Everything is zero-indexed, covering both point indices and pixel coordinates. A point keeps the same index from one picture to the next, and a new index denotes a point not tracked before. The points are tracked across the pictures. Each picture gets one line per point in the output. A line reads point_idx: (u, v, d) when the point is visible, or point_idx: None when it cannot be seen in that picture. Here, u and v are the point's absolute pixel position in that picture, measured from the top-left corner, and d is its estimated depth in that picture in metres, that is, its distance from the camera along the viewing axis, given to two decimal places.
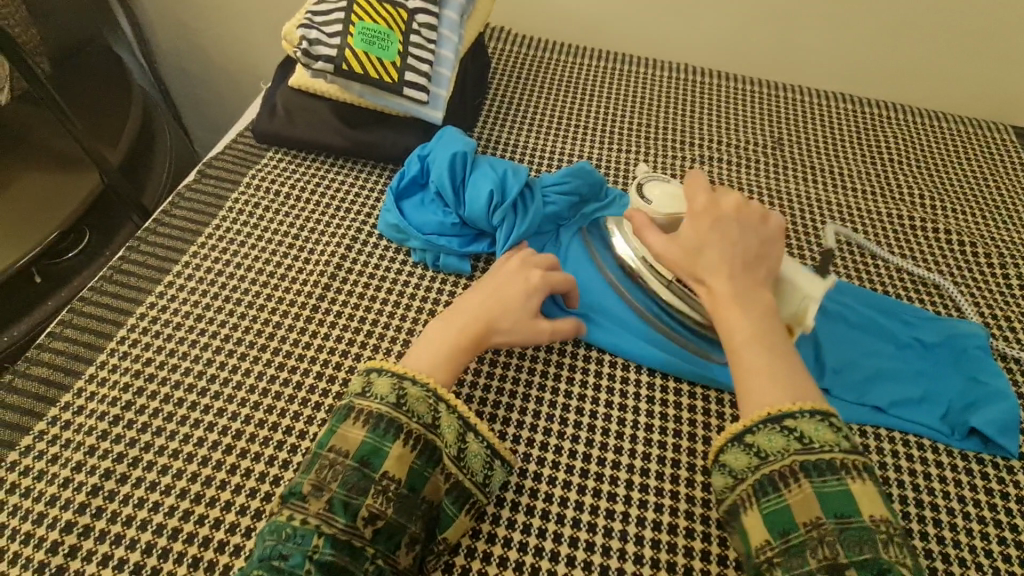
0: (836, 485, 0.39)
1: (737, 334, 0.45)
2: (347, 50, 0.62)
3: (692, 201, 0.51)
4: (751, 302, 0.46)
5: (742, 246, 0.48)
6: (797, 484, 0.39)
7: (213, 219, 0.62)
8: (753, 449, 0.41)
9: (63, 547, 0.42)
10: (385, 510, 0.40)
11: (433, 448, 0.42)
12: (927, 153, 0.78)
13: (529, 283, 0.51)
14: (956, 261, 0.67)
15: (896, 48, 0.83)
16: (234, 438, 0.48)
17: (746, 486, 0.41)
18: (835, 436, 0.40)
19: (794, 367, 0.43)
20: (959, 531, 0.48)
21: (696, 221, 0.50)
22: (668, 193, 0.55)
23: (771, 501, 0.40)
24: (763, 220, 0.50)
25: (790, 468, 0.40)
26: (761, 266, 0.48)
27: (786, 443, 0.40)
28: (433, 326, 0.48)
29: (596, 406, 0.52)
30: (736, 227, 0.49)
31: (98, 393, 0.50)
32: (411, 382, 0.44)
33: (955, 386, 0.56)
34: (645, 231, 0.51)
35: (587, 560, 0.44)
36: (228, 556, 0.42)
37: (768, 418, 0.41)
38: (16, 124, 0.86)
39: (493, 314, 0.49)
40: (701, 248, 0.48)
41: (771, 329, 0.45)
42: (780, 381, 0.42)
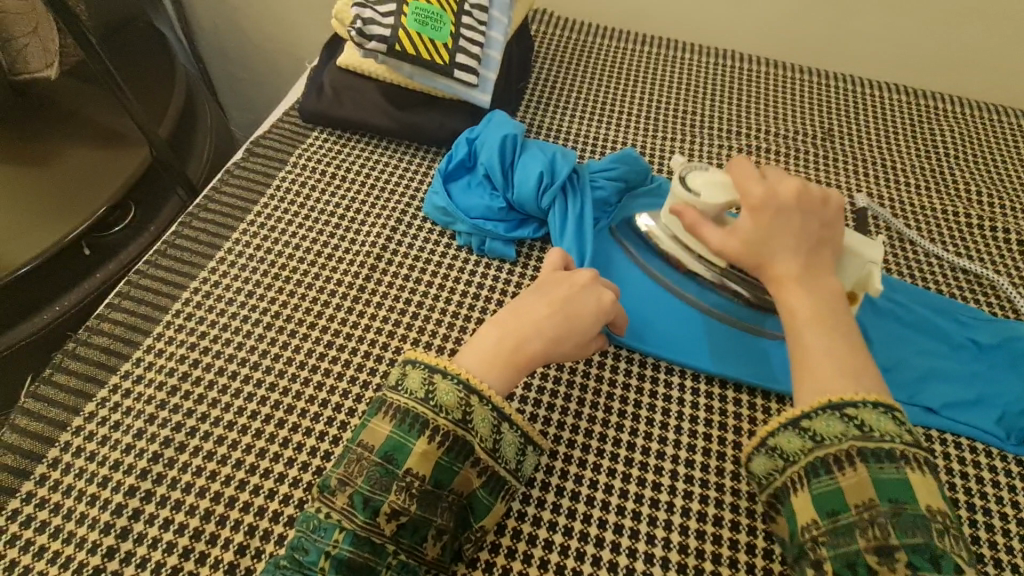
0: (892, 472, 0.38)
1: (799, 318, 0.44)
2: (401, 30, 0.61)
3: (745, 190, 0.49)
4: (815, 284, 0.46)
5: (802, 230, 0.47)
6: (852, 469, 0.38)
7: (261, 197, 0.62)
8: (807, 433, 0.40)
9: (126, 510, 0.43)
10: (409, 506, 0.40)
11: (462, 444, 0.41)
12: (991, 150, 0.75)
13: (603, 300, 0.49)
14: (1016, 263, 0.65)
15: (966, 37, 0.79)
16: (286, 413, 0.48)
17: (796, 467, 0.40)
18: (896, 427, 0.39)
19: (855, 353, 0.42)
20: (1013, 537, 0.47)
21: (755, 211, 0.48)
22: (714, 182, 0.51)
23: (821, 484, 0.39)
24: (825, 202, 0.49)
25: (845, 454, 0.39)
26: (824, 250, 0.47)
27: (845, 429, 0.39)
28: (487, 333, 0.46)
29: (641, 394, 0.53)
30: (799, 213, 0.48)
31: (156, 363, 0.50)
32: (443, 375, 0.43)
33: (1013, 388, 0.54)
34: (699, 228, 0.50)
35: (632, 548, 0.45)
36: (283, 525, 0.43)
37: (828, 405, 0.40)
38: (68, 98, 0.87)
39: (557, 334, 0.47)
40: (763, 235, 0.47)
41: (834, 317, 0.44)
42: (846, 371, 0.41)
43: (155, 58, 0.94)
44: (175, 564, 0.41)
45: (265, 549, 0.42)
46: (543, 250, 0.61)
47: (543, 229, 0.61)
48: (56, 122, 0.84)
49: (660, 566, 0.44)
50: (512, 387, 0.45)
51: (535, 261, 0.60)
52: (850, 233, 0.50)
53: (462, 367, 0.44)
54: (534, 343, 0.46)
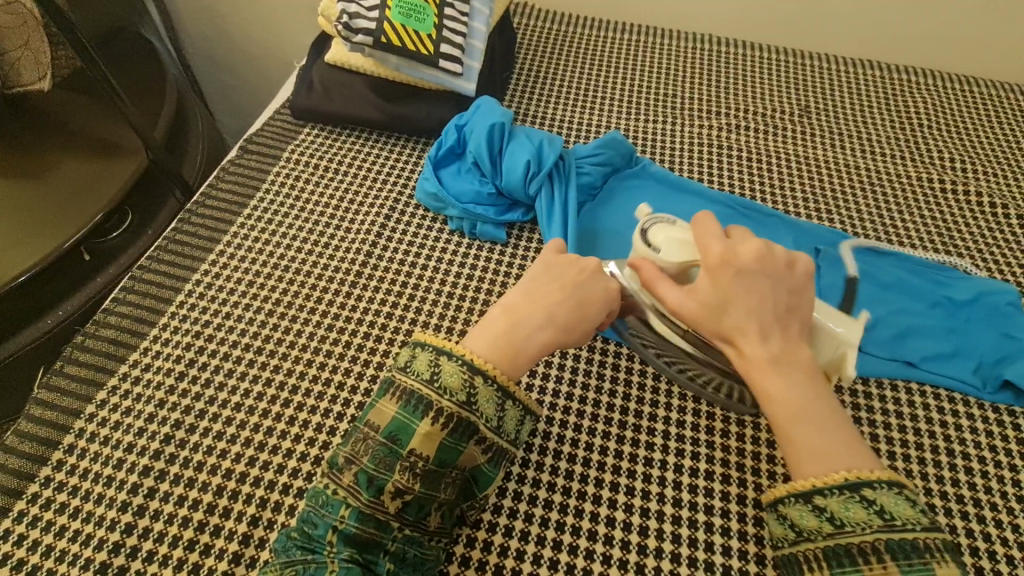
0: (920, 568, 0.36)
1: (779, 401, 0.40)
2: (385, 23, 0.63)
3: (705, 250, 0.45)
4: (788, 358, 0.42)
5: (768, 298, 0.43)
6: (878, 562, 0.36)
7: (257, 191, 0.64)
8: (825, 514, 0.38)
9: (142, 489, 0.45)
10: (412, 485, 0.42)
11: (466, 425, 0.43)
12: (961, 119, 0.78)
13: (608, 288, 0.49)
14: (987, 225, 0.67)
15: (933, 11, 0.81)
16: (291, 393, 0.50)
17: (816, 547, 0.39)
18: (916, 513, 0.37)
19: (840, 433, 0.40)
20: (990, 477, 0.49)
21: (716, 277, 0.43)
22: (674, 240, 0.48)
23: (843, 570, 0.37)
24: (789, 263, 0.45)
25: (869, 544, 0.37)
26: (793, 320, 0.43)
27: (865, 515, 0.37)
28: (495, 317, 0.47)
29: (631, 362, 0.56)
30: (764, 282, 0.43)
31: (163, 351, 0.52)
32: (448, 358, 0.44)
33: (988, 340, 0.57)
34: (657, 284, 0.45)
35: (629, 504, 0.48)
36: (293, 497, 0.45)
37: (846, 483, 0.38)
38: (62, 109, 0.89)
39: (565, 319, 0.47)
40: (728, 312, 0.42)
41: (814, 395, 0.41)
42: (833, 457, 0.39)
43: (145, 66, 0.95)
44: (191, 538, 0.43)
45: (278, 519, 0.44)
46: (533, 233, 0.63)
47: (532, 213, 0.63)
48: (51, 133, 0.86)
49: (656, 520, 0.47)
50: (518, 373, 0.46)
51: (525, 243, 0.62)
52: (824, 310, 0.47)
53: (471, 351, 0.45)
54: (542, 332, 0.46)
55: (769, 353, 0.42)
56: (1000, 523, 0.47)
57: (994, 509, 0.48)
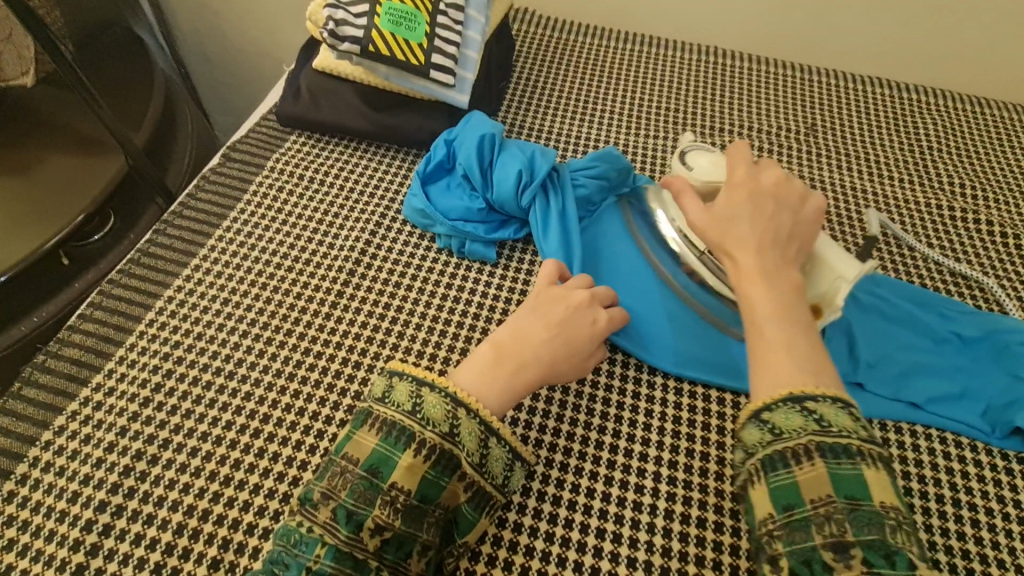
0: (849, 469, 0.37)
1: (762, 305, 0.42)
2: (374, 31, 0.60)
3: (733, 170, 0.49)
4: (779, 276, 0.44)
5: (776, 222, 0.46)
6: (810, 463, 0.37)
7: (237, 202, 0.61)
8: (767, 425, 0.39)
9: (96, 526, 0.42)
10: (393, 521, 0.39)
11: (449, 458, 0.41)
12: (971, 142, 0.75)
13: (597, 325, 0.48)
14: (997, 255, 0.64)
15: (945, 28, 0.79)
16: (261, 423, 0.47)
17: (756, 459, 0.39)
18: (853, 423, 0.38)
19: (816, 347, 0.41)
20: (996, 530, 0.47)
21: (731, 193, 0.47)
22: (711, 162, 0.54)
23: (779, 477, 0.37)
24: (804, 198, 0.47)
25: (803, 447, 0.38)
26: (794, 243, 0.46)
27: (803, 422, 0.38)
28: (483, 352, 0.45)
29: (623, 397, 0.52)
30: (774, 204, 0.46)
31: (129, 374, 0.49)
32: (430, 389, 0.42)
33: (997, 381, 0.54)
34: (682, 198, 0.48)
35: (616, 552, 0.44)
36: (257, 538, 0.42)
37: (788, 397, 0.39)
38: (44, 105, 0.86)
39: (551, 357, 0.46)
40: (733, 223, 0.46)
41: (797, 310, 0.43)
42: (803, 363, 0.40)
43: (135, 62, 0.93)
44: None
45: (240, 563, 0.41)
46: (525, 251, 0.61)
47: (525, 229, 0.60)
48: (33, 130, 0.83)
49: (644, 569, 0.44)
50: (506, 410, 0.44)
51: (516, 262, 0.60)
52: (833, 250, 0.50)
53: (457, 384, 0.43)
54: (530, 369, 0.45)
55: (762, 263, 0.44)
56: None
57: (1000, 566, 0.45)
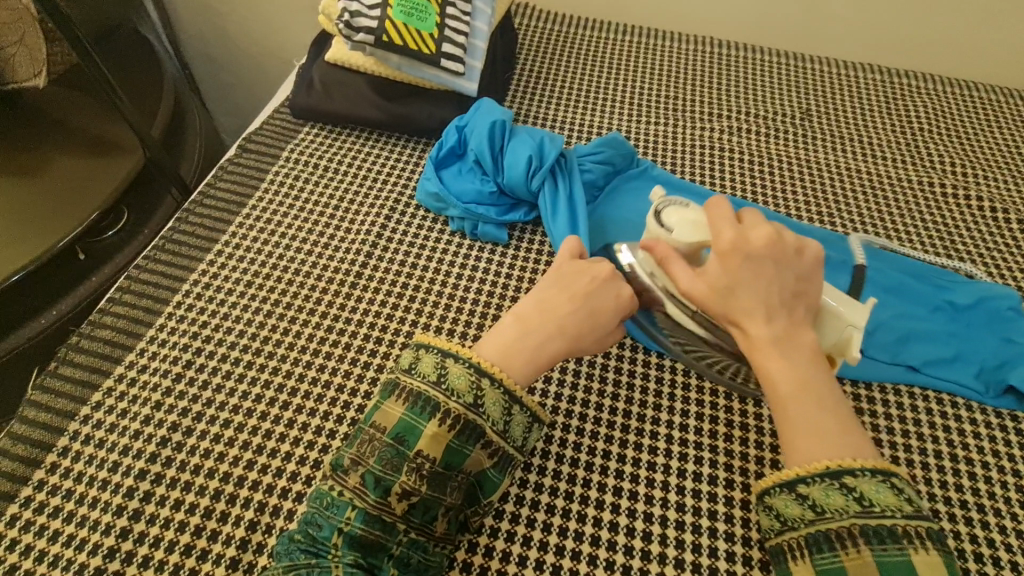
0: (898, 555, 0.36)
1: (781, 382, 0.40)
2: (387, 22, 0.62)
3: (717, 234, 0.44)
4: (794, 345, 0.41)
5: (777, 286, 0.42)
6: (856, 548, 0.37)
7: (256, 191, 0.64)
8: (807, 502, 0.39)
9: (137, 493, 0.44)
10: (419, 487, 0.41)
11: (473, 429, 0.43)
12: (960, 123, 0.78)
13: (621, 296, 0.49)
14: (987, 228, 0.67)
15: (933, 15, 0.82)
16: (289, 395, 0.49)
17: (799, 535, 0.39)
18: (897, 500, 0.37)
19: (837, 418, 0.40)
20: (992, 483, 0.49)
21: (724, 258, 0.42)
22: (688, 221, 0.48)
23: (824, 559, 0.37)
24: (800, 251, 0.43)
25: (848, 530, 0.37)
26: (800, 302, 0.43)
27: (845, 502, 0.38)
28: (506, 325, 0.47)
29: (634, 366, 0.55)
30: (772, 264, 0.42)
31: (160, 352, 0.51)
32: (454, 359, 0.44)
33: (990, 345, 0.57)
34: (670, 264, 0.45)
35: (632, 509, 0.47)
36: (291, 501, 0.44)
37: (827, 472, 0.38)
38: (57, 106, 0.88)
39: (578, 328, 0.48)
40: (732, 291, 0.42)
41: (818, 378, 0.41)
42: (831, 439, 0.39)
43: (144, 63, 0.95)
44: (187, 543, 0.42)
45: (276, 524, 0.43)
46: (535, 233, 0.63)
47: (534, 211, 0.63)
48: (46, 130, 0.85)
49: (659, 524, 0.46)
50: (531, 381, 0.46)
51: (527, 243, 0.62)
52: (828, 290, 0.46)
53: (480, 355, 0.45)
54: (557, 341, 0.47)
55: (772, 332, 0.41)
56: (1004, 528, 0.47)
57: (996, 515, 0.48)
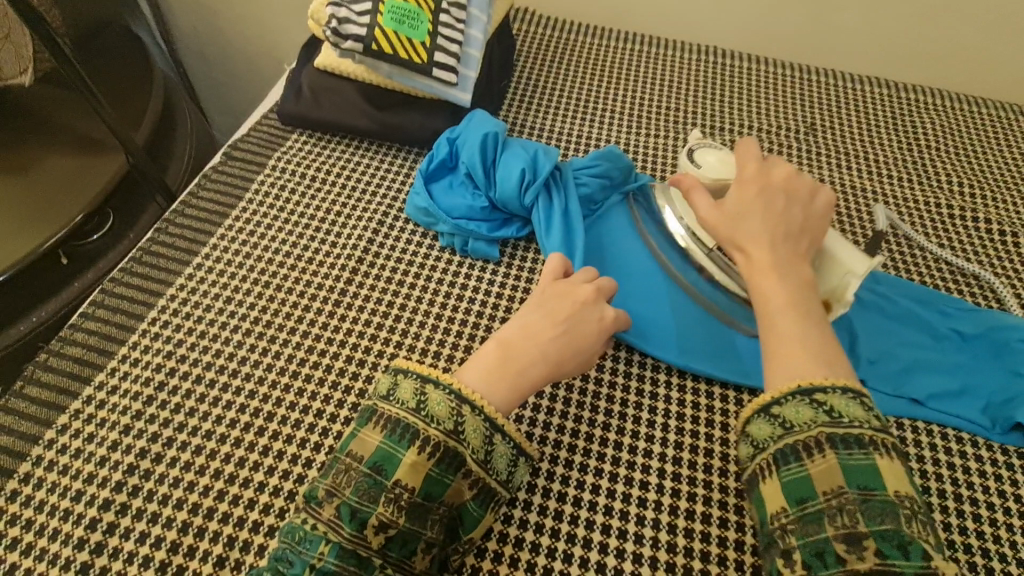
0: (861, 458, 0.37)
1: (776, 299, 0.43)
2: (377, 29, 0.60)
3: (743, 166, 0.50)
4: (791, 272, 0.44)
5: (785, 218, 0.46)
6: (821, 455, 0.37)
7: (240, 201, 0.61)
8: (778, 419, 0.39)
9: (101, 524, 0.42)
10: (397, 518, 0.39)
11: (454, 456, 0.40)
12: (968, 141, 0.76)
13: (604, 320, 0.48)
14: (996, 252, 0.65)
15: (942, 28, 0.79)
16: (266, 421, 0.47)
17: (767, 454, 0.39)
18: (865, 413, 0.38)
19: (827, 338, 0.42)
20: (999, 525, 0.47)
21: (742, 190, 0.48)
22: (711, 179, 0.53)
23: (790, 471, 0.38)
24: (813, 193, 0.49)
25: (815, 439, 0.38)
26: (804, 238, 0.47)
27: (814, 414, 0.38)
28: (490, 350, 0.45)
29: (627, 395, 0.52)
30: (782, 198, 0.47)
31: (132, 372, 0.49)
32: (434, 386, 0.42)
33: (998, 378, 0.54)
34: (691, 192, 0.49)
35: (621, 548, 0.44)
36: (263, 536, 0.42)
37: (798, 390, 0.39)
38: (41, 105, 0.86)
39: (561, 355, 0.46)
40: (744, 216, 0.46)
41: (807, 302, 0.43)
42: (817, 356, 0.40)
43: (134, 61, 0.93)
44: None
45: (246, 561, 0.41)
46: (528, 249, 0.61)
47: (527, 227, 0.60)
48: (30, 129, 0.83)
49: (649, 566, 0.44)
50: (513, 408, 0.44)
51: (518, 261, 0.60)
52: (839, 245, 0.50)
53: (462, 381, 0.43)
54: (539, 366, 0.45)
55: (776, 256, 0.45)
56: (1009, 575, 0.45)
57: (1002, 560, 0.45)
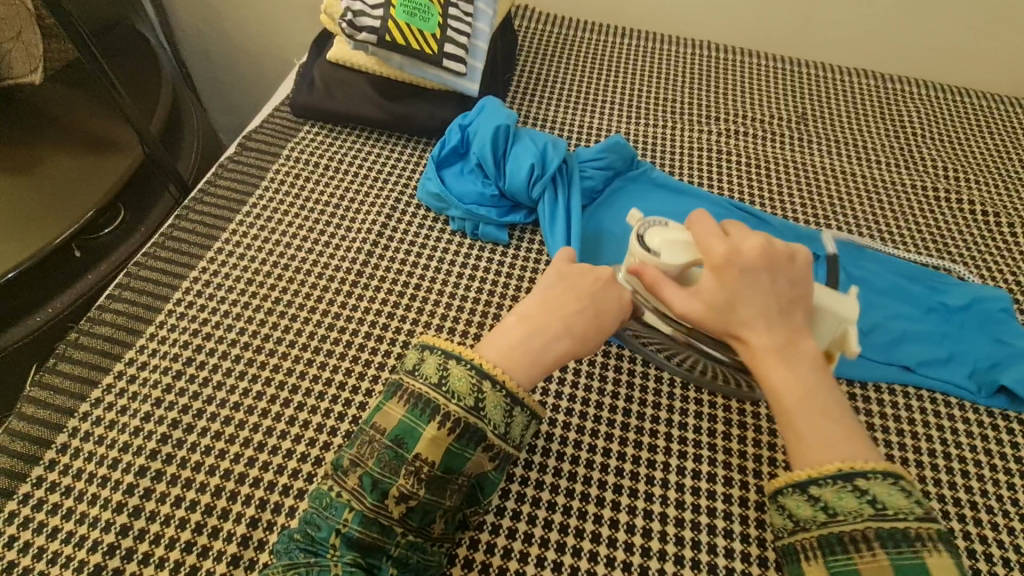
0: (911, 557, 0.36)
1: (787, 394, 0.42)
2: (390, 21, 0.63)
3: (707, 249, 0.45)
4: (794, 354, 0.43)
5: (772, 295, 0.44)
6: (870, 551, 0.37)
7: (256, 189, 0.64)
8: (819, 503, 0.39)
9: (138, 489, 0.44)
10: (417, 491, 0.41)
11: (473, 432, 0.42)
12: (951, 129, 0.79)
13: (624, 297, 0.49)
14: (979, 232, 0.68)
15: (925, 22, 0.83)
16: (292, 392, 0.49)
17: (810, 535, 0.39)
18: (908, 503, 0.38)
19: (843, 421, 0.41)
20: (986, 481, 0.50)
21: (720, 275, 0.44)
22: (671, 241, 0.47)
23: (837, 561, 0.37)
24: (790, 257, 0.45)
25: (862, 532, 0.37)
26: (795, 310, 0.44)
27: (857, 504, 0.38)
28: (510, 326, 0.47)
29: (633, 364, 0.56)
30: (766, 276, 0.44)
31: (161, 349, 0.51)
32: (456, 361, 0.44)
33: (982, 346, 0.57)
34: (660, 286, 0.45)
35: (632, 506, 0.48)
36: (294, 498, 0.44)
37: (837, 474, 0.38)
38: (52, 103, 0.87)
39: (582, 329, 0.47)
40: (732, 307, 0.44)
41: (817, 386, 0.42)
42: (842, 448, 0.40)
43: (141, 60, 0.94)
44: (188, 540, 0.42)
45: (277, 521, 0.43)
46: (535, 234, 0.63)
47: (533, 215, 0.63)
48: (41, 127, 0.85)
49: (659, 521, 0.47)
50: (533, 383, 0.45)
51: (527, 244, 0.62)
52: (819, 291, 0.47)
53: (483, 357, 0.45)
54: (561, 342, 0.47)
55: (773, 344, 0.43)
56: (997, 526, 0.47)
57: (990, 512, 0.48)
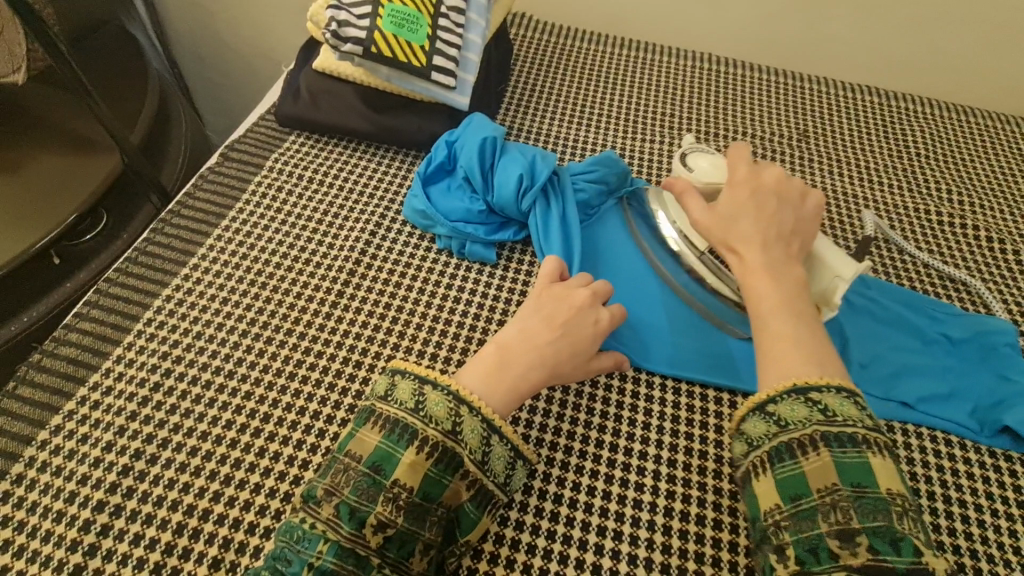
0: (855, 456, 0.38)
1: (768, 302, 0.45)
2: (376, 32, 0.60)
3: (734, 169, 0.52)
4: (783, 273, 0.46)
5: (777, 220, 0.49)
6: (815, 453, 0.39)
7: (236, 202, 0.61)
8: (773, 417, 0.41)
9: (95, 526, 0.42)
10: (395, 518, 0.39)
11: (452, 457, 0.41)
12: (955, 149, 0.77)
13: (600, 324, 0.49)
14: (983, 258, 0.66)
15: (931, 40, 0.81)
16: (262, 422, 0.47)
17: (762, 451, 0.41)
18: (858, 412, 0.40)
19: (819, 338, 0.44)
20: (987, 527, 0.48)
21: (735, 193, 0.50)
22: (710, 163, 0.56)
23: (785, 468, 0.39)
24: (802, 197, 0.51)
25: (809, 438, 0.39)
26: (796, 239, 0.49)
27: (808, 413, 0.40)
28: (489, 354, 0.45)
29: (622, 396, 0.53)
30: (777, 201, 0.50)
31: (128, 372, 0.49)
32: (434, 387, 0.42)
33: (985, 382, 0.55)
34: (685, 196, 0.51)
35: (616, 550, 0.45)
36: (259, 537, 0.42)
37: (794, 389, 0.41)
38: (35, 103, 0.85)
39: (557, 357, 0.46)
40: (737, 223, 0.48)
41: (800, 302, 0.45)
42: (810, 358, 0.42)
43: (129, 62, 0.92)
44: None
45: (240, 562, 0.41)
46: (525, 251, 0.61)
47: (524, 230, 0.61)
48: (24, 128, 0.83)
49: (644, 567, 0.44)
50: (510, 411, 0.44)
51: (516, 263, 0.60)
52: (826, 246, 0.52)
53: (461, 384, 0.44)
54: (536, 371, 0.45)
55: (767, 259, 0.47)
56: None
57: (990, 561, 0.46)
